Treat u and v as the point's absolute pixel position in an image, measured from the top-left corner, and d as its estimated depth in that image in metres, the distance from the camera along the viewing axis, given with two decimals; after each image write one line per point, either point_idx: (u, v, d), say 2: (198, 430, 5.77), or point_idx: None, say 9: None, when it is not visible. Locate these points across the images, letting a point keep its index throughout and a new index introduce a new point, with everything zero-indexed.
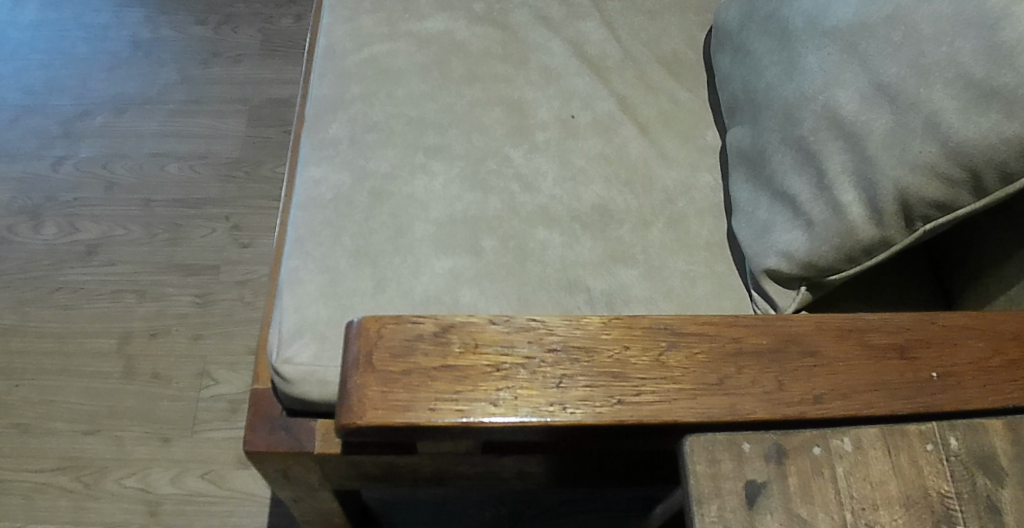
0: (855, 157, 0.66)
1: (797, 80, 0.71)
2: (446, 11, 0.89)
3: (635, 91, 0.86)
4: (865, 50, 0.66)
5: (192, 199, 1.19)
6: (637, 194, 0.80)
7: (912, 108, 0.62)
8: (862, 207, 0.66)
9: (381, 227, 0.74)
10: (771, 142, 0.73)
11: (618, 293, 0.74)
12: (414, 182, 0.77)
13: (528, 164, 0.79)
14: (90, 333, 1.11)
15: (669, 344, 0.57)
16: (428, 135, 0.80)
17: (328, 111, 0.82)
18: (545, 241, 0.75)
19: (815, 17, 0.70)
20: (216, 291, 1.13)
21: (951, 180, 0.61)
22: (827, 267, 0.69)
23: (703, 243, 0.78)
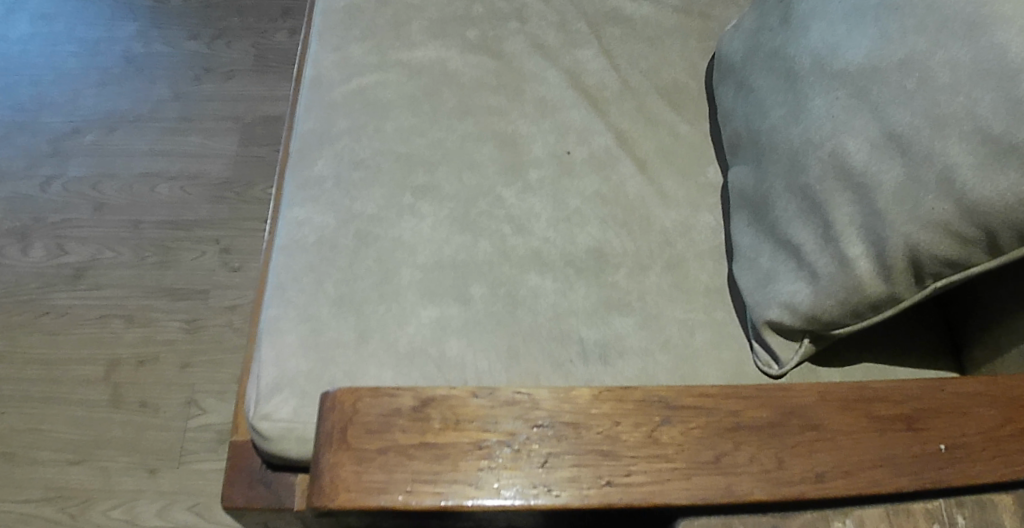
0: (863, 209, 0.62)
1: (804, 123, 0.67)
2: (438, 39, 0.85)
3: (635, 125, 0.82)
4: (876, 96, 0.61)
5: (182, 221, 1.17)
6: (634, 235, 0.76)
7: (925, 161, 0.58)
8: (870, 261, 0.62)
9: (365, 273, 0.71)
10: (775, 186, 0.69)
11: (613, 344, 0.70)
12: (400, 224, 0.74)
13: (520, 205, 0.76)
14: (77, 360, 1.08)
15: (663, 419, 0.54)
16: (417, 173, 0.77)
17: (314, 147, 0.78)
18: (537, 288, 0.72)
19: (825, 58, 0.66)
20: (205, 317, 1.11)
21: (965, 239, 0.57)
22: (831, 321, 0.66)
23: (702, 289, 0.74)
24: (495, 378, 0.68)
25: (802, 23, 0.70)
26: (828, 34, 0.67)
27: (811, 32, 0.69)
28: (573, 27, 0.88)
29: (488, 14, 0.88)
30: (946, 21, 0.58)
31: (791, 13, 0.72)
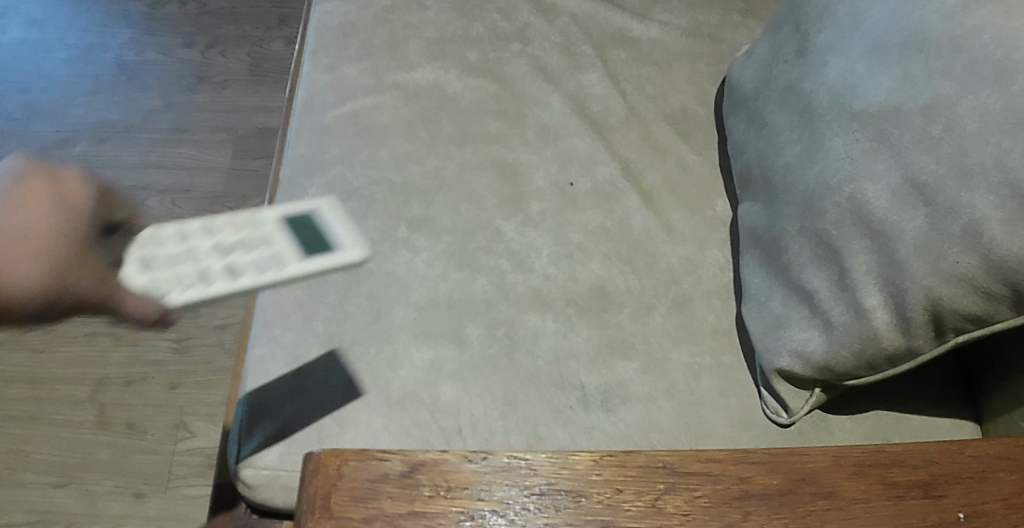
0: (882, 258, 0.59)
1: (820, 164, 0.63)
2: (437, 60, 0.82)
3: (640, 155, 0.79)
4: (898, 140, 0.58)
5: None
6: (639, 272, 0.73)
7: (950, 213, 0.54)
8: (888, 312, 0.59)
9: (357, 311, 0.68)
10: (788, 227, 0.66)
11: (615, 390, 0.67)
12: (394, 259, 0.71)
13: (520, 239, 0.73)
14: (62, 379, 1.04)
15: (667, 487, 0.50)
16: (413, 205, 0.74)
17: (305, 175, 0.75)
18: (536, 328, 0.69)
19: (843, 95, 0.63)
20: (196, 336, 1.08)
21: (990, 295, 0.54)
22: (844, 373, 0.62)
23: (708, 331, 0.71)
24: (491, 425, 0.65)
25: (820, 58, 0.67)
26: (847, 71, 0.64)
27: (829, 67, 0.66)
28: (577, 49, 0.85)
29: (489, 35, 0.85)
30: (975, 64, 0.55)
31: (807, 45, 0.69)
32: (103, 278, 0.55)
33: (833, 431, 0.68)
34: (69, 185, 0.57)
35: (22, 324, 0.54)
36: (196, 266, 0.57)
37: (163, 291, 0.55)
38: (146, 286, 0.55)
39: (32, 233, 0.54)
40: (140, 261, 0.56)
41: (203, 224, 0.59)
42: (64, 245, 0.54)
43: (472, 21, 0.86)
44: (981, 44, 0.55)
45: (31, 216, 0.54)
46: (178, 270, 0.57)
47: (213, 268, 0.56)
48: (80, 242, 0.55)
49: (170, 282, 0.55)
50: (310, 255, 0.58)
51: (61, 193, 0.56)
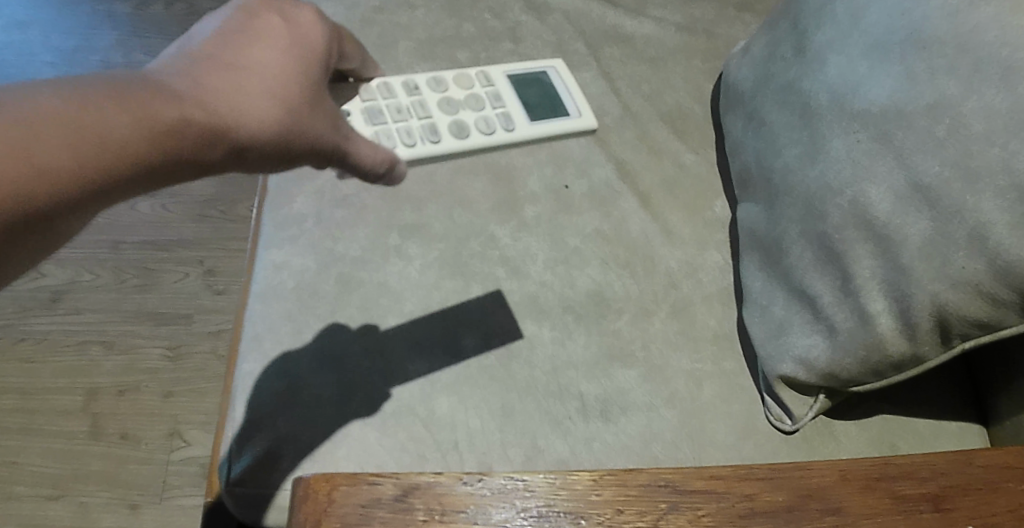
0: (886, 262, 0.57)
1: (821, 166, 0.62)
2: (427, 62, 0.81)
3: (637, 155, 0.77)
4: (901, 142, 0.56)
5: (164, 241, 1.12)
6: (637, 277, 0.71)
7: (956, 217, 0.53)
8: (893, 318, 0.57)
9: (349, 322, 0.67)
10: (788, 231, 0.65)
11: (615, 399, 0.66)
12: (387, 268, 0.69)
13: (515, 245, 0.71)
14: (54, 389, 1.02)
15: (670, 506, 0.49)
16: (404, 211, 0.72)
17: (293, 182, 0.73)
18: (533, 337, 0.67)
19: (843, 95, 0.61)
20: (189, 343, 1.06)
21: (998, 301, 0.52)
22: (849, 379, 0.61)
23: (709, 336, 0.69)
24: (487, 438, 0.63)
25: (818, 55, 0.65)
26: (847, 69, 0.62)
27: (828, 65, 0.64)
28: (571, 48, 0.83)
29: (480, 34, 0.83)
30: (980, 63, 0.53)
31: (805, 42, 0.67)
32: (335, 125, 0.52)
33: (838, 436, 0.66)
34: (303, 27, 0.53)
35: (231, 168, 0.48)
36: (424, 118, 0.61)
37: (390, 144, 0.59)
38: (376, 136, 0.59)
39: (280, 73, 0.49)
40: (367, 112, 0.60)
41: (419, 83, 0.64)
42: (308, 83, 0.51)
43: (462, 20, 0.84)
44: (985, 42, 0.53)
45: (265, 54, 0.49)
46: (408, 121, 0.61)
47: (445, 122, 0.62)
48: (317, 86, 0.51)
49: (396, 133, 0.60)
50: (539, 116, 0.65)
51: (297, 36, 0.52)
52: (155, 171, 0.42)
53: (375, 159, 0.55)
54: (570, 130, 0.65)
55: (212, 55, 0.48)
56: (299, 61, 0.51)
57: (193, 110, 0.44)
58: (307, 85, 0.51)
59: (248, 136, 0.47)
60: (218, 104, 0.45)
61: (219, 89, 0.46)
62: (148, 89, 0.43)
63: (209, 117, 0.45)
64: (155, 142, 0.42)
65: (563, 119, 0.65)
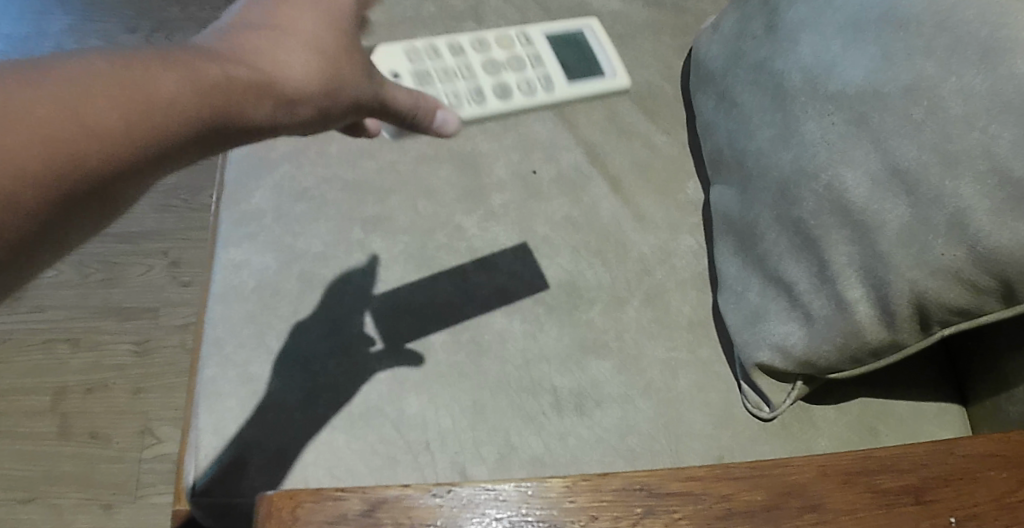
0: (863, 250, 0.57)
1: (796, 150, 0.61)
2: (387, 46, 0.78)
3: (606, 137, 0.75)
4: (878, 125, 0.56)
5: (127, 233, 1.09)
6: (610, 265, 0.69)
7: (935, 203, 0.52)
8: (870, 306, 0.57)
9: (313, 322, 0.64)
10: (763, 216, 0.64)
11: (589, 392, 0.64)
12: (350, 264, 0.67)
13: (483, 236, 0.69)
14: (19, 390, 0.99)
15: (645, 510, 0.48)
16: (367, 204, 0.69)
17: (251, 176, 0.70)
18: (503, 331, 0.65)
19: (817, 75, 0.60)
20: (157, 338, 1.03)
21: (979, 288, 0.52)
22: (826, 366, 0.61)
23: (684, 323, 0.68)
24: (460, 437, 0.62)
25: (790, 34, 0.64)
26: (821, 49, 0.61)
27: (802, 45, 0.62)
28: (535, 27, 0.81)
29: (440, 14, 0.81)
30: (957, 44, 0.53)
31: (777, 20, 0.66)
32: (373, 78, 0.49)
33: (816, 421, 0.66)
34: None
35: (276, 133, 0.44)
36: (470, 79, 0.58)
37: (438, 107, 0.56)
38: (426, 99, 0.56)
39: (319, 21, 0.45)
40: (415, 75, 0.57)
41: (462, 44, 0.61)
42: (349, 34, 0.47)
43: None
44: (965, 21, 0.53)
45: (302, 2, 0.45)
46: (452, 84, 0.58)
47: (489, 84, 0.59)
48: (355, 35, 0.47)
49: (444, 95, 0.57)
50: (579, 77, 0.61)
51: None
52: (199, 139, 0.39)
53: (414, 105, 0.52)
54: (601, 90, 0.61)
55: (246, 16, 0.44)
56: (339, 8, 0.46)
57: (236, 68, 0.41)
58: (346, 39, 0.47)
59: (293, 97, 0.43)
60: (261, 63, 0.42)
61: (258, 47, 0.42)
62: (190, 49, 0.40)
63: (251, 77, 0.41)
64: (206, 105, 0.39)
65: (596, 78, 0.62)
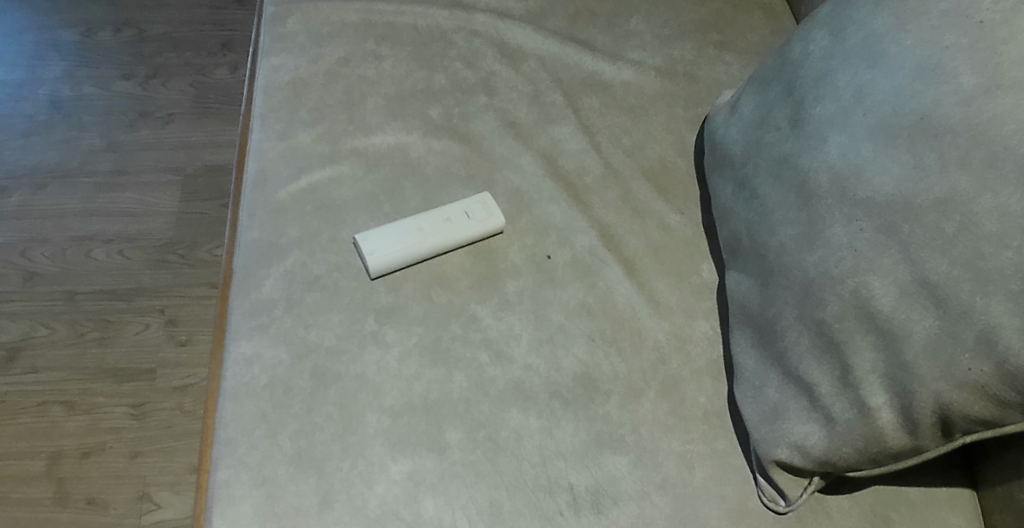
0: (888, 358, 0.57)
1: (821, 251, 0.61)
2: (397, 120, 0.77)
3: (620, 218, 0.75)
4: (908, 236, 0.56)
5: (122, 290, 1.06)
6: (624, 354, 0.68)
7: (963, 318, 0.53)
8: (893, 412, 0.57)
9: (326, 421, 0.63)
10: (784, 313, 0.63)
11: (606, 489, 0.63)
12: (364, 358, 0.65)
13: (497, 325, 0.68)
14: (14, 455, 0.96)
15: None
16: (380, 293, 0.68)
17: (260, 264, 0.69)
18: (519, 427, 0.64)
19: (845, 177, 0.60)
20: (154, 400, 0.99)
21: (1004, 401, 0.53)
22: (845, 465, 0.61)
23: (700, 414, 0.67)
24: None
25: (817, 129, 0.63)
26: (849, 149, 0.60)
27: (830, 142, 0.62)
28: (547, 99, 0.81)
29: (452, 87, 0.80)
30: (994, 160, 0.53)
31: (803, 114, 0.65)
32: None
33: (830, 512, 0.65)
34: None
35: None
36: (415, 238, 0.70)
37: (371, 251, 0.68)
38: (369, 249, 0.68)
39: None
40: (372, 246, 0.69)
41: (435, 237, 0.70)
42: None
43: (433, 72, 0.81)
44: (1002, 133, 0.53)
45: None
46: (398, 239, 0.69)
47: (423, 236, 0.70)
48: None
49: (381, 246, 0.69)
50: (480, 223, 0.71)
51: None
52: None
53: None
54: (481, 236, 0.71)
55: None
56: None
57: None
58: None
59: None
60: None
61: None
62: None
63: None
64: None
65: (475, 217, 0.71)
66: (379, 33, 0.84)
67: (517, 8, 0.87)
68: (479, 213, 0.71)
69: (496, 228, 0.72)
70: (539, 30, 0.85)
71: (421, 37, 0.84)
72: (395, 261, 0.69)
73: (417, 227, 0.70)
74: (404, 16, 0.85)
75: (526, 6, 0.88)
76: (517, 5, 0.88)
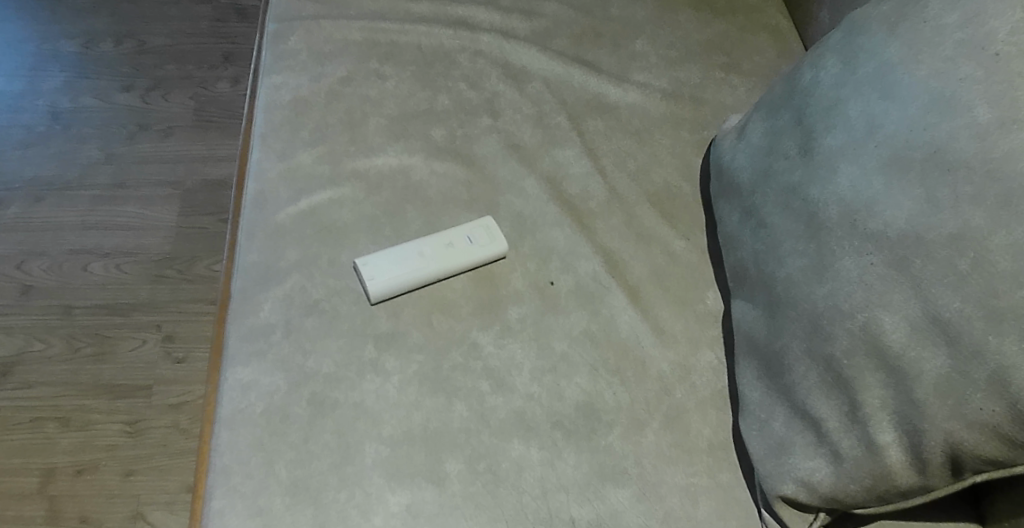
0: (898, 395, 0.56)
1: (830, 284, 0.59)
2: (399, 141, 0.76)
3: (624, 243, 0.74)
4: (919, 272, 0.55)
5: (119, 304, 1.05)
6: (627, 384, 0.67)
7: (975, 358, 0.52)
8: (902, 450, 0.56)
9: (323, 450, 0.61)
10: (791, 346, 0.62)
11: (608, 523, 0.61)
12: (363, 386, 0.64)
13: (499, 354, 0.67)
14: (7, 472, 0.95)
15: None
16: (380, 319, 0.67)
17: (259, 288, 0.68)
18: (521, 459, 0.63)
19: (856, 210, 0.59)
20: (150, 418, 0.98)
21: (1018, 442, 0.51)
22: (852, 503, 0.59)
23: (704, 446, 0.65)
24: None
25: (827, 160, 0.62)
26: (860, 182, 0.59)
27: (840, 173, 0.61)
28: (551, 121, 0.80)
29: (456, 108, 0.79)
30: (1009, 197, 0.51)
31: (813, 143, 0.64)
32: None
33: None
34: None
35: None
36: (416, 263, 0.68)
37: (371, 276, 0.67)
38: (369, 273, 0.67)
39: None
40: (372, 271, 0.67)
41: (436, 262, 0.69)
42: None
43: (437, 92, 0.80)
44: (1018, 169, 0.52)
45: None
46: (399, 264, 0.68)
47: (425, 261, 0.69)
48: None
49: (382, 271, 0.68)
50: (483, 249, 0.70)
51: None
52: None
53: None
54: (484, 262, 0.70)
55: None
56: None
57: None
58: None
59: None
60: None
61: None
62: None
63: None
64: None
65: (478, 243, 0.70)
66: (382, 53, 0.83)
67: (522, 28, 0.87)
68: (482, 238, 0.70)
69: (499, 253, 0.70)
70: (544, 50, 0.84)
71: (425, 57, 0.83)
72: (395, 286, 0.68)
73: (419, 252, 0.69)
74: (408, 36, 0.84)
75: (531, 26, 0.87)
76: (522, 25, 0.87)
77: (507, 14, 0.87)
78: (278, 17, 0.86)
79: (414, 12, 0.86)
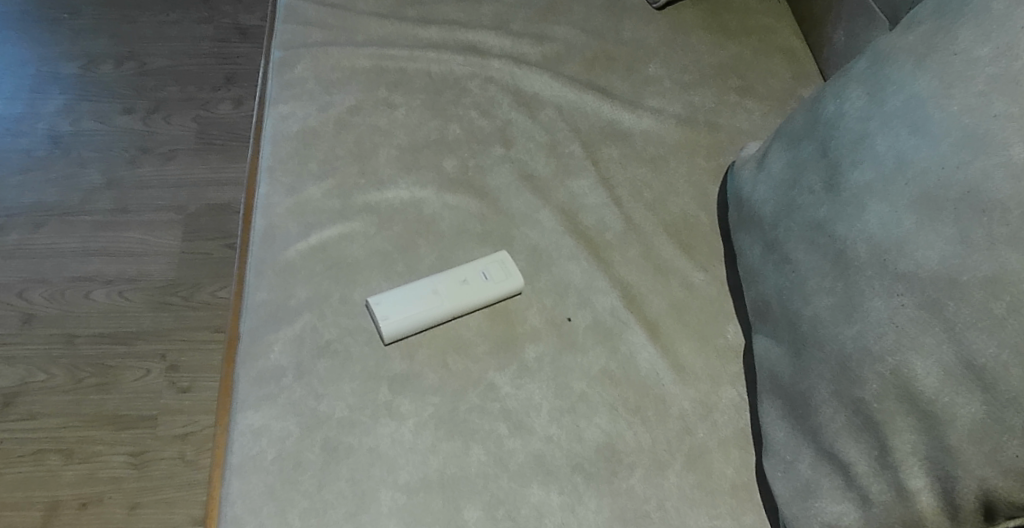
0: (931, 441, 0.53)
1: (860, 325, 0.57)
2: (411, 173, 0.75)
3: (641, 275, 0.72)
4: (953, 315, 0.53)
5: (122, 333, 1.03)
6: (648, 424, 0.64)
7: (1012, 404, 0.50)
8: (935, 496, 0.53)
9: (337, 498, 0.59)
10: (818, 387, 0.59)
11: None
12: (377, 430, 0.62)
13: (517, 395, 0.65)
14: (10, 505, 0.93)
15: None
16: (394, 360, 0.65)
17: (269, 328, 0.66)
18: (540, 504, 0.60)
19: (886, 249, 0.57)
20: (155, 448, 0.96)
21: None
22: None
23: (727, 487, 0.63)
24: None
25: (854, 196, 0.61)
26: (890, 220, 0.58)
27: (869, 211, 0.59)
28: (565, 150, 0.78)
29: (467, 137, 0.78)
30: None
31: (839, 179, 0.62)
32: None
33: None
34: None
35: None
36: (430, 298, 0.67)
37: (384, 314, 0.65)
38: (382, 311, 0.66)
39: None
40: (385, 308, 0.66)
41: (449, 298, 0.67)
42: None
43: (447, 120, 0.79)
44: None
45: None
46: (413, 301, 0.66)
47: (437, 297, 0.67)
48: None
49: (395, 309, 0.66)
50: (498, 285, 0.68)
51: None
52: None
53: None
54: (499, 298, 0.69)
55: None
56: None
57: None
58: None
59: None
60: None
61: None
62: None
63: None
64: None
65: (493, 279, 0.68)
66: (391, 81, 0.82)
67: (533, 52, 0.85)
68: (497, 275, 0.68)
69: (514, 290, 0.69)
70: (556, 76, 0.83)
71: (434, 84, 0.81)
72: (408, 324, 0.66)
73: (432, 288, 0.67)
74: (417, 63, 0.83)
75: (542, 50, 0.85)
76: (533, 49, 0.85)
77: (518, 39, 0.86)
78: (284, 45, 0.85)
79: (423, 38, 0.85)
